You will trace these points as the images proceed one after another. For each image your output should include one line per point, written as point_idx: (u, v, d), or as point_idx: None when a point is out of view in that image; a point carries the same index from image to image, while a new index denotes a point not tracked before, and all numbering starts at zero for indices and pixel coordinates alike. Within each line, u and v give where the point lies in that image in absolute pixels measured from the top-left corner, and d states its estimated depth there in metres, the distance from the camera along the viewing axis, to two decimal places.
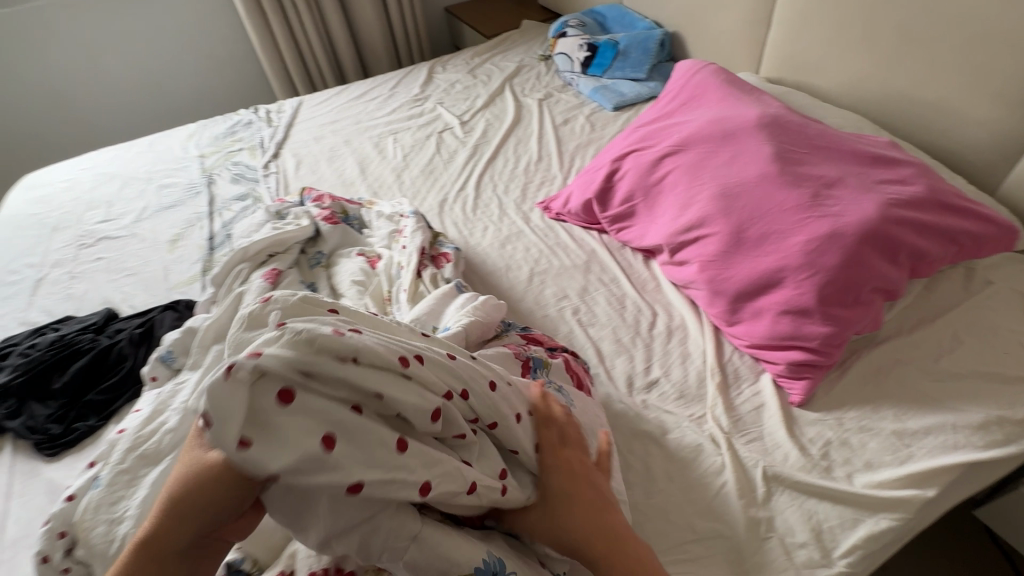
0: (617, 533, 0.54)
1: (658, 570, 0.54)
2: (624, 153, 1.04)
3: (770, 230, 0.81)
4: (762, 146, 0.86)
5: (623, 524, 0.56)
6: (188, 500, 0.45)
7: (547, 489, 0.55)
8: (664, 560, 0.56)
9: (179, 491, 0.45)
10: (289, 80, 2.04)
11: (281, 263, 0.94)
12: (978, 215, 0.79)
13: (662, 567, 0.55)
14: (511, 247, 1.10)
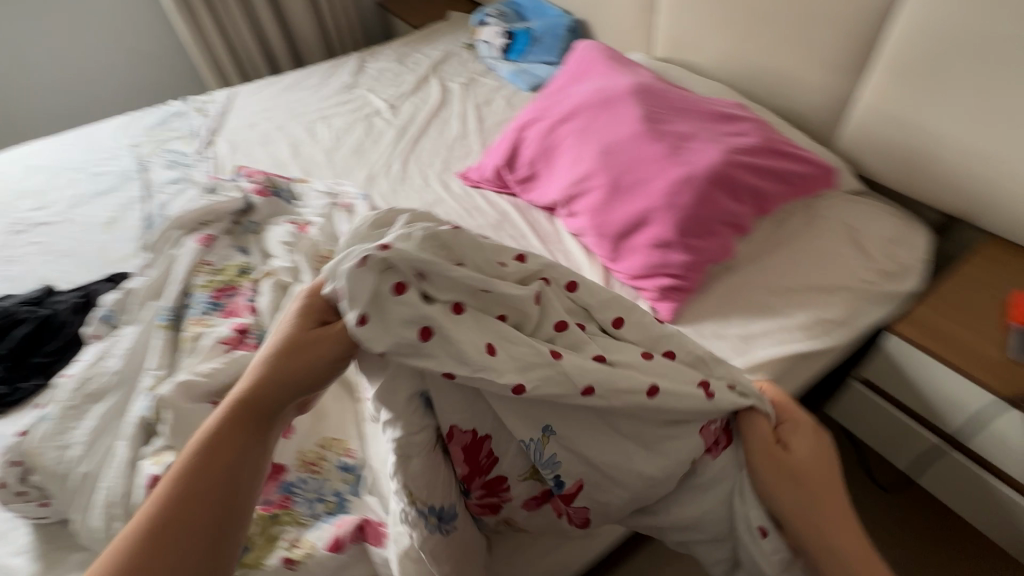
0: (805, 466, 0.63)
1: (818, 491, 0.61)
2: (527, 123, 1.18)
3: (640, 179, 0.96)
4: (633, 109, 1.02)
5: (821, 461, 0.64)
6: (310, 353, 0.59)
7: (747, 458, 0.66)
8: (843, 504, 0.61)
9: (285, 355, 0.59)
10: (221, 73, 2.08)
11: (214, 229, 1.04)
12: (803, 159, 0.97)
13: (827, 492, 0.61)
14: (433, 212, 1.22)
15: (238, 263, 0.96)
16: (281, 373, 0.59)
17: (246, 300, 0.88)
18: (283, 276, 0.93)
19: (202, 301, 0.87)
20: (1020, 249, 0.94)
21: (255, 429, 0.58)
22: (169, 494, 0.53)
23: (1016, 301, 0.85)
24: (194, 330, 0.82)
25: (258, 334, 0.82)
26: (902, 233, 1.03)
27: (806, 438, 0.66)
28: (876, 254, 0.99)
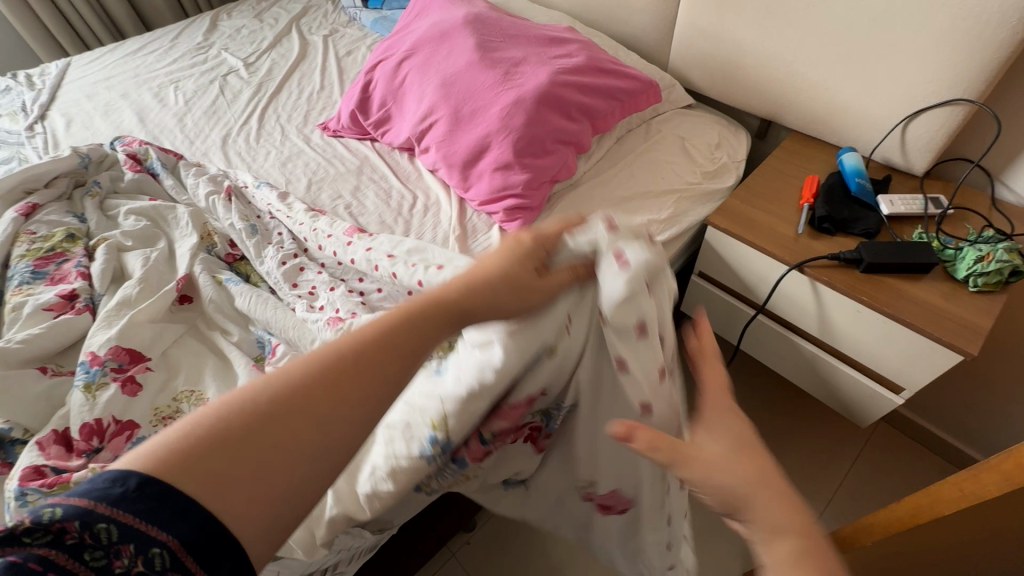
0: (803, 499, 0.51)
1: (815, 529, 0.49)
2: (374, 65, 1.18)
3: (477, 106, 1.00)
4: (468, 40, 1.05)
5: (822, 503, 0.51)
6: (511, 299, 0.51)
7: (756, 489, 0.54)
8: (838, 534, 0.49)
9: (507, 284, 0.51)
10: (56, 43, 1.88)
11: (40, 197, 0.97)
12: (625, 75, 1.04)
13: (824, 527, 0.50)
14: (291, 165, 1.19)
15: (67, 229, 0.92)
16: (478, 277, 0.51)
17: (78, 267, 0.84)
18: (122, 241, 0.90)
19: (23, 271, 0.82)
20: (817, 142, 1.07)
21: (441, 334, 0.50)
22: (333, 354, 0.44)
23: (807, 184, 0.97)
24: (14, 300, 0.78)
25: (87, 299, 0.80)
26: (725, 139, 1.14)
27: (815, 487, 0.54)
28: (701, 159, 1.09)
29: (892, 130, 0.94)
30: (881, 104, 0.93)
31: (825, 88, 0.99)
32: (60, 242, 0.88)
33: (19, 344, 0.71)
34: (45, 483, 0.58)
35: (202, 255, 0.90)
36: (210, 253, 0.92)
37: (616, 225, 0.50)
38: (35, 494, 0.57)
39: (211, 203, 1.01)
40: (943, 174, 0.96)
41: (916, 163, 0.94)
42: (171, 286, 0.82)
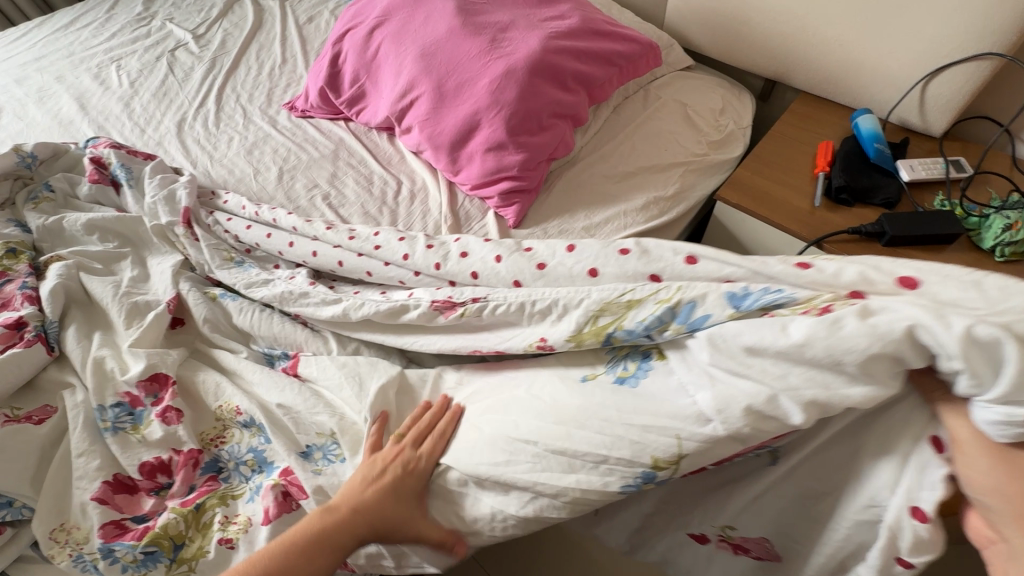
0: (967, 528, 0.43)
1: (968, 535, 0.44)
2: (342, 35, 1.05)
3: (463, 79, 0.90)
4: (447, 4, 0.93)
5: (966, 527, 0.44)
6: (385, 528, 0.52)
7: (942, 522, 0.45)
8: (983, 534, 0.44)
9: (379, 517, 0.52)
10: None
11: None
12: (622, 38, 0.95)
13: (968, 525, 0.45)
14: (258, 152, 1.08)
15: (7, 243, 0.81)
16: (365, 505, 0.52)
17: (23, 288, 0.75)
18: (82, 261, 0.80)
19: None
20: (828, 102, 1.01)
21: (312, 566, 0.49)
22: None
23: (822, 150, 0.91)
24: None
25: (37, 328, 0.71)
26: (729, 103, 1.07)
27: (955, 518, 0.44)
28: (705, 127, 1.02)
29: (911, 90, 0.88)
30: (901, 60, 0.86)
31: (838, 45, 0.91)
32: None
33: None
34: (134, 537, 0.56)
35: (188, 273, 0.82)
36: (193, 273, 0.83)
37: None
38: (125, 550, 0.55)
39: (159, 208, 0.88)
40: (962, 134, 0.91)
41: (936, 125, 0.89)
42: (156, 312, 0.73)
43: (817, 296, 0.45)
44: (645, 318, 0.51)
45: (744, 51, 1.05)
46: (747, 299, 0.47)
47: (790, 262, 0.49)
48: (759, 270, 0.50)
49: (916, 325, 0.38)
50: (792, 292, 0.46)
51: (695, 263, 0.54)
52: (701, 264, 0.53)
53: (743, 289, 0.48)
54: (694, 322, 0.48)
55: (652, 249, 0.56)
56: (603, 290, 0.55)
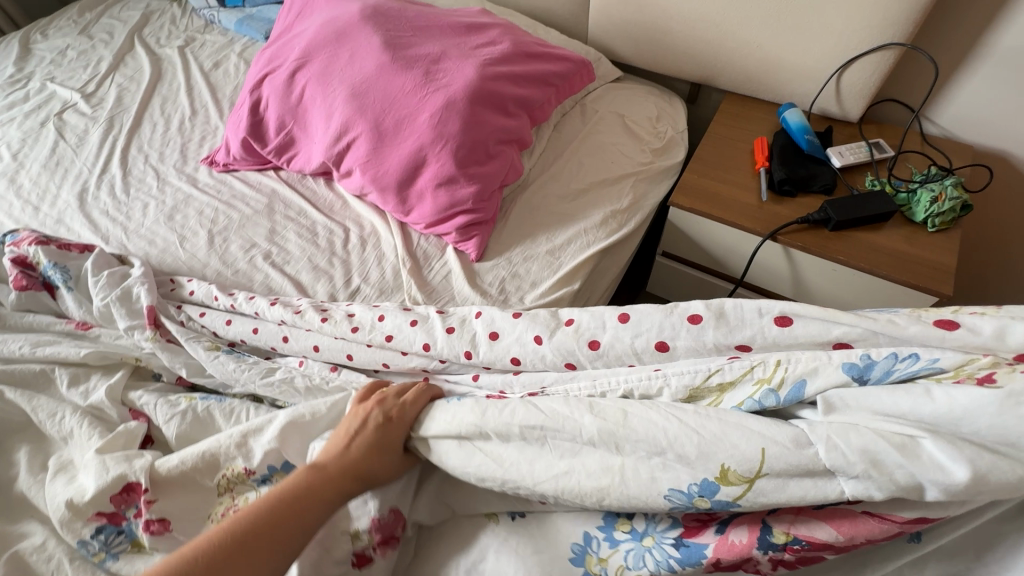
0: None
1: None
2: (259, 80, 0.98)
3: (401, 116, 0.86)
4: (371, 39, 0.89)
5: None
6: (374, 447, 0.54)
7: None
8: None
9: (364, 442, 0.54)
10: None
11: None
12: (554, 57, 0.95)
13: None
14: (181, 216, 0.98)
15: None
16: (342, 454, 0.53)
17: None
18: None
19: None
20: (753, 100, 1.06)
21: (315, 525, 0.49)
22: (201, 548, 0.44)
23: (758, 146, 0.95)
24: None
25: None
26: (663, 110, 1.09)
27: None
28: (646, 136, 1.04)
29: (827, 83, 0.94)
30: (815, 56, 0.92)
31: (756, 46, 0.96)
32: None
33: None
34: None
35: (150, 383, 0.71)
36: (158, 380, 0.72)
37: None
38: None
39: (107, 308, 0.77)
40: (876, 117, 0.98)
41: (853, 112, 0.95)
42: (133, 424, 0.63)
43: (967, 362, 0.43)
44: (759, 394, 0.49)
45: (669, 59, 1.09)
46: (875, 369, 0.46)
47: (927, 321, 0.48)
48: (894, 332, 0.48)
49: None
50: (940, 361, 0.44)
51: (789, 325, 0.53)
52: (802, 326, 0.52)
53: (867, 359, 0.47)
54: (800, 394, 0.48)
55: (731, 314, 0.56)
56: (685, 375, 0.54)
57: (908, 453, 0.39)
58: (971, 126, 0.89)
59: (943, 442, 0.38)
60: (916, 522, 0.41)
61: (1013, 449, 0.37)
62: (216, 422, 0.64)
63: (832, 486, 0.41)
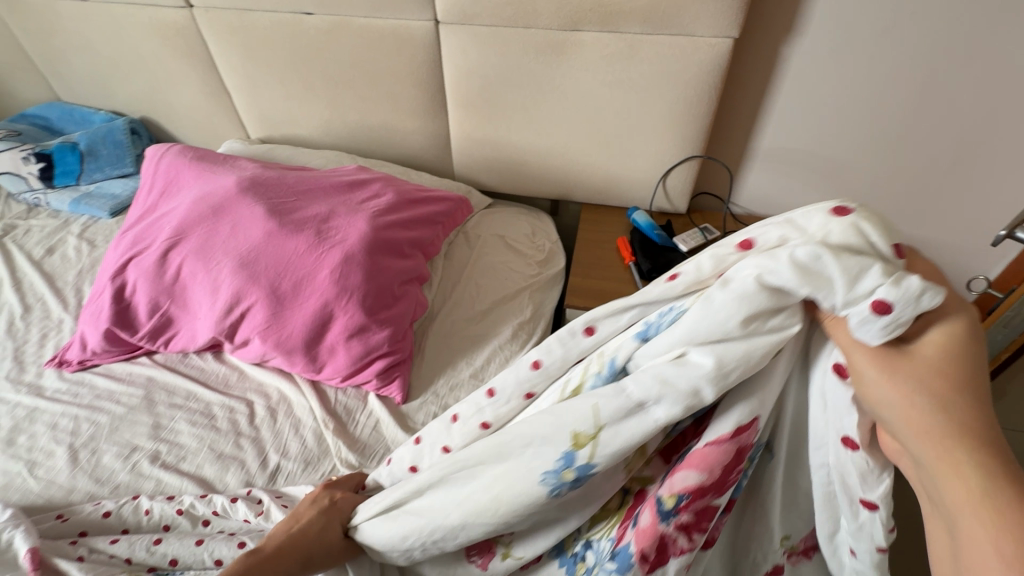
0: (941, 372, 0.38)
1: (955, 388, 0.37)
2: (122, 265, 0.90)
3: (299, 276, 0.85)
4: (254, 208, 0.89)
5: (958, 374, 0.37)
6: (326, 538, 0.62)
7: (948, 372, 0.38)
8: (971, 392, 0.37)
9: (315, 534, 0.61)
10: None
11: None
12: (435, 199, 1.04)
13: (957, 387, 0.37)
14: (27, 437, 0.81)
15: None
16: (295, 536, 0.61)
17: None
18: None
19: None
20: (604, 206, 1.26)
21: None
22: None
23: (622, 245, 1.12)
24: None
25: None
26: (535, 226, 1.24)
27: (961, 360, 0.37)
28: (528, 250, 1.16)
29: (656, 189, 1.17)
30: (642, 169, 1.14)
31: (596, 167, 1.17)
32: None
33: None
34: None
35: None
36: None
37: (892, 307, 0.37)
38: None
39: None
40: (697, 207, 1.23)
41: (681, 206, 1.18)
42: None
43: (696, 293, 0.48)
44: (592, 381, 0.51)
45: (528, 184, 1.26)
46: (654, 326, 0.49)
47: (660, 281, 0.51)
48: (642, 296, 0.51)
49: (760, 273, 0.42)
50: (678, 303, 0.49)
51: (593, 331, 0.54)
52: (601, 329, 0.54)
53: (647, 322, 0.50)
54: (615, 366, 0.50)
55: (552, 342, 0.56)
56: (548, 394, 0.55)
57: (678, 363, 0.45)
58: (762, 203, 1.17)
59: (702, 346, 0.44)
60: (739, 433, 0.45)
61: (743, 341, 0.43)
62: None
63: (650, 416, 0.45)
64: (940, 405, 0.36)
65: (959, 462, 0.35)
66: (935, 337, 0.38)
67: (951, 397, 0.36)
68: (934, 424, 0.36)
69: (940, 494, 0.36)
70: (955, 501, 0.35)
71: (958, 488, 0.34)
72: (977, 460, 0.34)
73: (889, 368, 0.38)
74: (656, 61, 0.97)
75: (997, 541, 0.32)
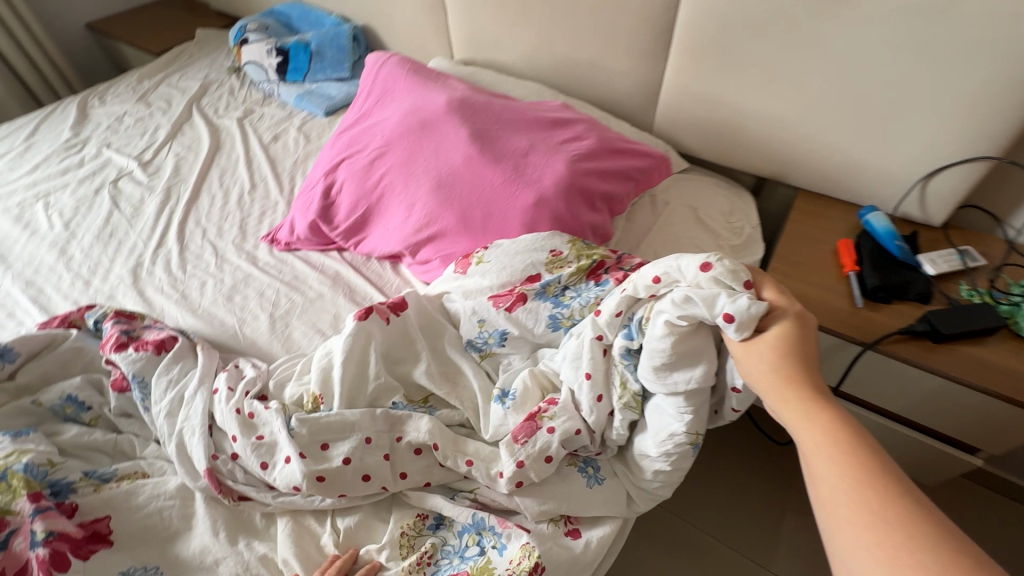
0: (784, 345, 0.53)
1: (788, 353, 0.53)
2: (335, 164, 0.96)
3: (491, 210, 0.83)
4: (459, 130, 0.88)
5: (789, 345, 0.53)
6: None
7: (780, 340, 0.53)
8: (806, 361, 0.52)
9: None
10: None
11: None
12: (637, 153, 0.94)
13: (788, 347, 0.53)
14: (241, 297, 0.94)
15: None
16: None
17: (38, 545, 0.54)
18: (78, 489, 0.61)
19: None
20: (827, 198, 1.05)
21: None
22: None
23: (843, 249, 0.92)
24: None
25: None
26: (734, 204, 1.08)
27: (789, 332, 0.54)
28: (721, 230, 1.02)
29: (909, 190, 0.93)
30: (899, 162, 0.91)
31: (836, 149, 0.96)
32: None
33: None
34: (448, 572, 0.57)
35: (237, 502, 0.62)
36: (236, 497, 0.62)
37: (734, 314, 0.53)
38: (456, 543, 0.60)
39: (165, 380, 0.70)
40: (957, 223, 0.97)
41: (937, 218, 0.94)
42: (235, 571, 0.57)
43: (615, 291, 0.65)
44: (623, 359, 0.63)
45: (735, 156, 1.09)
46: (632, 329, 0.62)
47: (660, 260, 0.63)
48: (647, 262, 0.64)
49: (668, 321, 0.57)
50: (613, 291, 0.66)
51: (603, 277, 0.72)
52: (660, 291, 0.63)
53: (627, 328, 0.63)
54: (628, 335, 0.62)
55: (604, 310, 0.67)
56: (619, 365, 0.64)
57: (667, 378, 0.60)
58: None
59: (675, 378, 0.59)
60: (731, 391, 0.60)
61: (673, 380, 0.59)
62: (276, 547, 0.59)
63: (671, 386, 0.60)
64: (781, 355, 0.53)
65: (790, 404, 0.50)
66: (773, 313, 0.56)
67: (781, 362, 0.52)
68: (775, 374, 0.52)
69: (791, 430, 0.50)
70: (804, 431, 0.48)
71: (794, 414, 0.50)
72: (800, 398, 0.50)
73: (748, 348, 0.55)
74: (981, 20, 0.74)
75: (821, 443, 0.47)
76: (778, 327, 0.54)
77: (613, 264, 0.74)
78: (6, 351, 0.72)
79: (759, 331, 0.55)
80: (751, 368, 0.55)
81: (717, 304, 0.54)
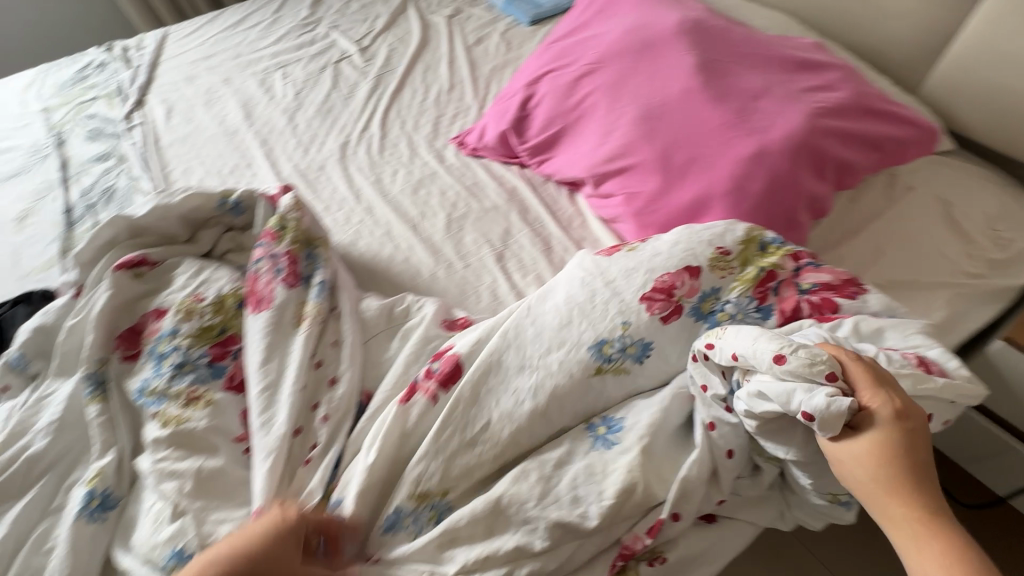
0: (879, 452, 0.48)
1: (883, 464, 0.48)
2: (540, 76, 0.93)
3: (696, 155, 0.74)
4: (684, 58, 0.78)
5: (887, 457, 0.48)
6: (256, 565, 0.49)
7: (868, 446, 0.48)
8: (906, 474, 0.47)
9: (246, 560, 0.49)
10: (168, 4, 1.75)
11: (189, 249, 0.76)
12: (898, 119, 0.76)
13: (885, 454, 0.48)
14: (425, 191, 0.99)
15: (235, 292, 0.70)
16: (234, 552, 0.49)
17: None
18: None
19: (199, 364, 0.64)
20: None
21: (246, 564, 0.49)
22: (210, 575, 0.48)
23: None
24: (190, 411, 0.60)
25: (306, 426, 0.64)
26: (1006, 208, 0.85)
27: (897, 439, 0.48)
28: (977, 236, 0.81)
29: None
30: None
31: None
32: (232, 317, 0.68)
33: (171, 482, 0.56)
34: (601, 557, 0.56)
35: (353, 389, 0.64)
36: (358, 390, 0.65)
37: (818, 413, 0.48)
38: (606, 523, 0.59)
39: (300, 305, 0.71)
40: None
41: None
42: None
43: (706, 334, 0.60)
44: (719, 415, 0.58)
45: None
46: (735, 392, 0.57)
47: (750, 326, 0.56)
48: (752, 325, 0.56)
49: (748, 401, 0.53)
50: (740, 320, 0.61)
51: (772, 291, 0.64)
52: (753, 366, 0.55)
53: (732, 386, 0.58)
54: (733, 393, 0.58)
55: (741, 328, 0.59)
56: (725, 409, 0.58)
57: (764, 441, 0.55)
58: None
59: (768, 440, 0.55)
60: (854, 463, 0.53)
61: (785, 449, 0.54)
62: (412, 423, 0.58)
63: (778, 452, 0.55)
64: (876, 462, 0.48)
65: (896, 521, 0.47)
66: (875, 409, 0.49)
67: (881, 470, 0.47)
68: (870, 483, 0.48)
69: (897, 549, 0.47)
70: (913, 560, 0.45)
71: (903, 536, 0.46)
72: (907, 517, 0.46)
73: (839, 447, 0.49)
74: None
75: None
76: (879, 431, 0.48)
77: (786, 276, 0.65)
78: (239, 203, 0.79)
79: (853, 428, 0.49)
80: (842, 471, 0.50)
81: (796, 398, 0.50)
